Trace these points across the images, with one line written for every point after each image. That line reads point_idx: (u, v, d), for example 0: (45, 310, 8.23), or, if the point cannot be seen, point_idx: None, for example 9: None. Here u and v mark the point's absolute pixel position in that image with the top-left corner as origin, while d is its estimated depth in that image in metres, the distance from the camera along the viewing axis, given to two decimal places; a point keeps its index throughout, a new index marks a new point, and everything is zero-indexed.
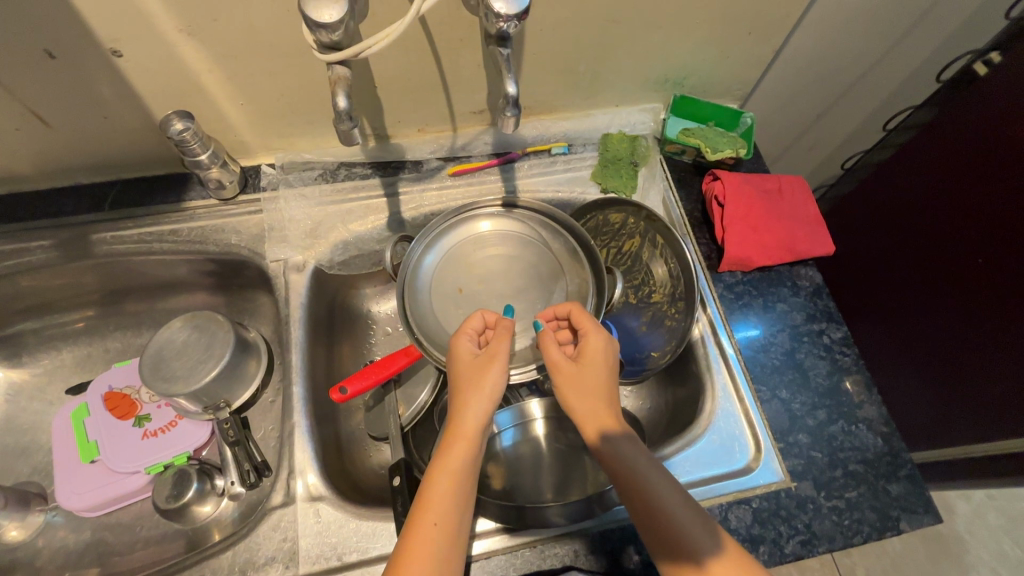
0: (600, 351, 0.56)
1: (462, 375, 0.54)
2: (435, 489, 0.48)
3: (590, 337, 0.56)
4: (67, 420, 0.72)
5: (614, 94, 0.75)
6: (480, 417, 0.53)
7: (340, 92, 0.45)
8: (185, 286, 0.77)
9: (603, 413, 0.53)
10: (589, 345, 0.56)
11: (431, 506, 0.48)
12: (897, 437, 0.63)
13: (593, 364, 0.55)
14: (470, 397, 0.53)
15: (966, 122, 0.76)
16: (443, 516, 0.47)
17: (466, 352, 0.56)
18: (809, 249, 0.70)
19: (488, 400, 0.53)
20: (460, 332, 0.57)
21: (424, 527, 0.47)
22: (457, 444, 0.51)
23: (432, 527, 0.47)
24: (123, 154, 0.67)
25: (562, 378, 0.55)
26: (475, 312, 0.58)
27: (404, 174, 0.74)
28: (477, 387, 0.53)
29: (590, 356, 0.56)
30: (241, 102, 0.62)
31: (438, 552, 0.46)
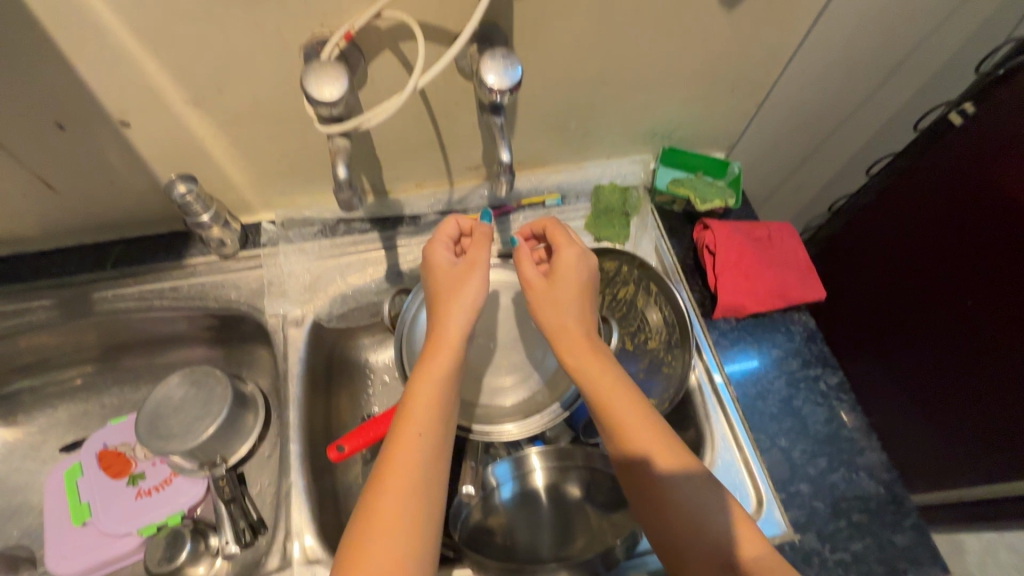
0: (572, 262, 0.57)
1: (442, 285, 0.54)
2: (420, 395, 0.49)
3: (563, 254, 0.57)
4: (60, 480, 0.71)
5: (605, 147, 0.78)
6: (462, 322, 0.53)
7: (341, 162, 0.48)
8: (184, 341, 0.77)
9: (576, 329, 0.54)
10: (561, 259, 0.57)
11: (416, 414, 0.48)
12: (900, 484, 0.62)
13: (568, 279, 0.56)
14: (450, 305, 0.53)
15: (947, 168, 0.79)
16: (428, 422, 0.48)
17: (443, 260, 0.56)
18: (801, 295, 0.72)
19: (467, 308, 0.53)
20: (434, 241, 0.57)
21: (409, 432, 0.47)
22: (439, 352, 0.51)
23: (417, 435, 0.47)
24: (127, 216, 0.68)
25: (537, 292, 0.55)
26: (449, 218, 0.59)
27: (402, 228, 0.75)
28: (456, 296, 0.53)
29: (566, 269, 0.56)
30: (243, 164, 0.64)
31: (424, 457, 0.47)
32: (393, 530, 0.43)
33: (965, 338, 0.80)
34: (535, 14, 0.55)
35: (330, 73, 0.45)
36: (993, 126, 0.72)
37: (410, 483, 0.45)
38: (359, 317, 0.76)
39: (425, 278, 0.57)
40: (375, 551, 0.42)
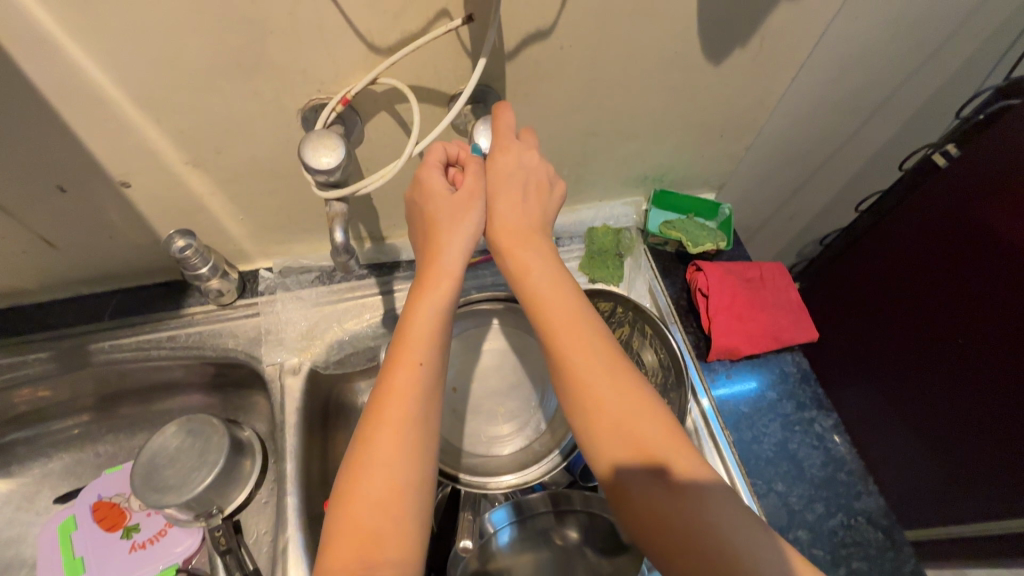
0: (538, 174, 0.52)
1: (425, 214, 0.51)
2: (413, 327, 0.47)
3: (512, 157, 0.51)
4: (53, 534, 0.71)
5: (597, 191, 0.79)
6: (461, 250, 0.50)
7: (338, 226, 0.50)
8: (181, 388, 0.77)
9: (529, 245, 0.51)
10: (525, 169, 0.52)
11: (408, 343, 0.46)
12: (898, 529, 0.63)
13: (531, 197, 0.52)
14: (449, 232, 0.50)
15: (933, 208, 0.80)
16: (424, 351, 0.46)
17: (439, 188, 0.50)
18: (794, 336, 0.72)
19: (467, 234, 0.50)
20: (427, 165, 0.51)
21: (404, 361, 0.46)
22: (440, 279, 0.49)
23: (417, 364, 0.46)
24: (126, 267, 0.69)
25: (503, 210, 0.51)
26: (436, 143, 0.51)
27: (399, 273, 0.76)
28: (454, 227, 0.50)
29: (514, 176, 0.51)
30: (242, 217, 0.66)
31: (417, 385, 0.45)
32: (393, 461, 0.42)
33: (953, 375, 0.80)
34: (526, 75, 0.56)
35: (327, 141, 0.46)
36: (973, 171, 0.74)
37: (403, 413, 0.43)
38: (357, 361, 0.75)
39: (410, 208, 0.53)
40: (373, 480, 0.41)
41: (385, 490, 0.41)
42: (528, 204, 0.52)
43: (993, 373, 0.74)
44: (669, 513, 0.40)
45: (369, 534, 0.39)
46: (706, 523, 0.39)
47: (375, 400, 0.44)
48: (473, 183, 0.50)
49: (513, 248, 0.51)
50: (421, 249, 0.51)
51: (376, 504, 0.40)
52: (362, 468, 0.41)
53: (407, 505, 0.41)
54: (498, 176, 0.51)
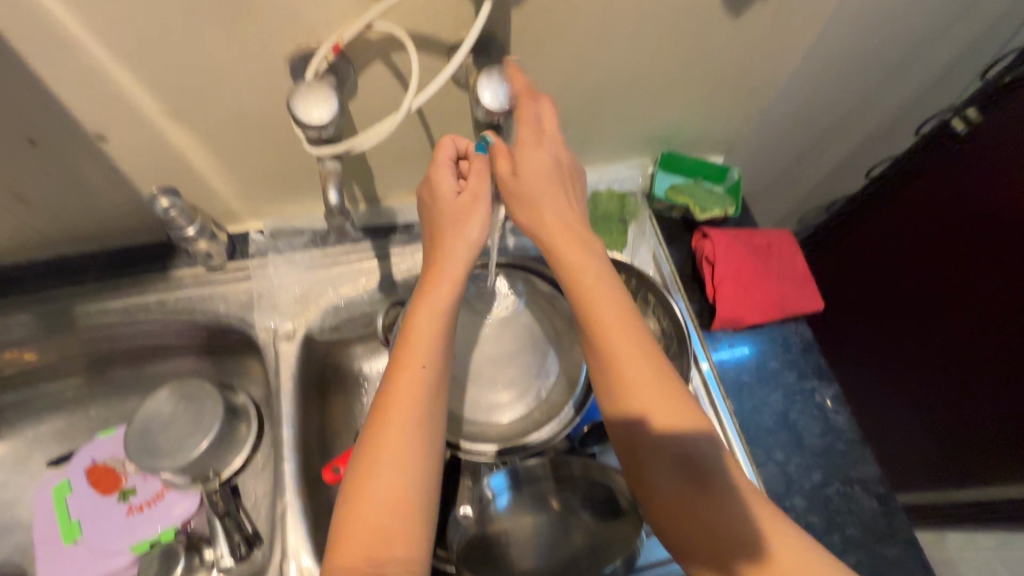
0: (561, 162, 0.49)
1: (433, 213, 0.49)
2: (415, 330, 0.46)
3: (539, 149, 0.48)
4: (48, 497, 0.70)
5: (602, 152, 0.76)
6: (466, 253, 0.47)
7: (331, 185, 0.47)
8: (172, 352, 0.75)
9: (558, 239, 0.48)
10: (547, 158, 0.48)
11: (412, 348, 0.45)
12: (892, 498, 0.63)
13: (559, 185, 0.49)
14: (453, 234, 0.47)
15: (947, 176, 0.78)
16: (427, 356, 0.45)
17: (445, 188, 0.47)
18: (799, 306, 0.71)
19: (473, 235, 0.47)
20: (437, 162, 0.48)
21: (407, 369, 0.45)
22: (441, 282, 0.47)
23: (419, 370, 0.45)
24: (108, 228, 0.66)
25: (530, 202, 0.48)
26: (445, 137, 0.49)
27: (395, 236, 0.73)
28: (457, 228, 0.47)
29: (541, 169, 0.48)
30: (229, 174, 0.62)
31: (423, 392, 0.44)
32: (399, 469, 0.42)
33: (953, 347, 0.80)
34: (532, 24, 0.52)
35: (318, 93, 0.43)
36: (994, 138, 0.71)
37: (409, 420, 0.43)
38: (353, 327, 0.74)
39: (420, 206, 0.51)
40: (379, 487, 0.41)
41: (390, 498, 0.41)
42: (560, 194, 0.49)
43: (998, 345, 0.74)
44: (692, 510, 0.41)
45: (373, 539, 0.40)
46: (716, 522, 0.40)
47: (378, 408, 0.44)
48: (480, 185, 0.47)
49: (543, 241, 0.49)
50: (427, 248, 0.49)
51: (382, 511, 0.41)
52: (367, 477, 0.42)
53: (412, 512, 0.41)
54: (525, 164, 0.47)
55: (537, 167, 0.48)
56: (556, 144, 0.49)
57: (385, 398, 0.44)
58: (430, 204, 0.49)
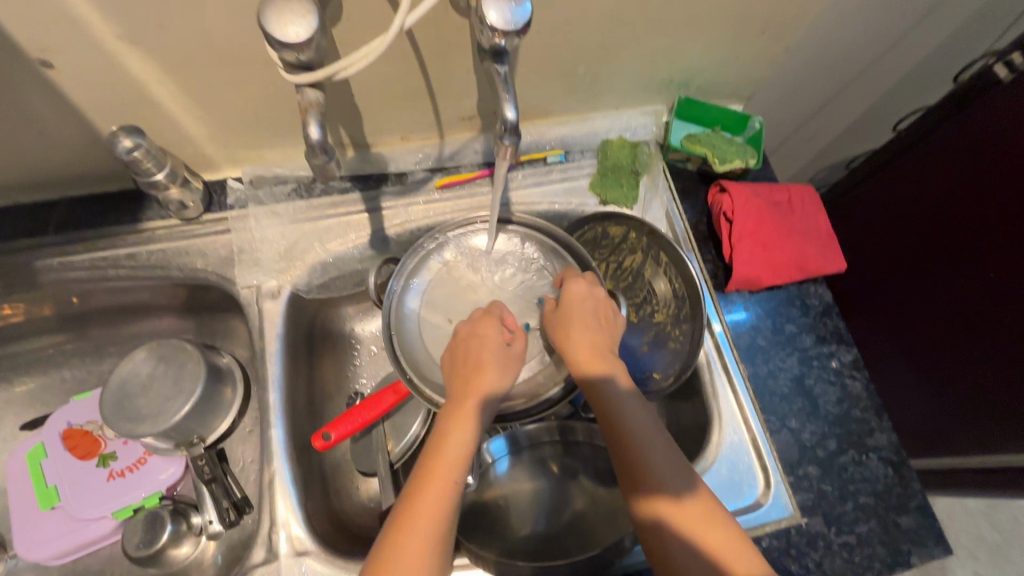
0: (596, 291, 0.55)
1: (462, 351, 0.52)
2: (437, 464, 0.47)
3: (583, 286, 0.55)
4: (22, 463, 0.67)
5: (614, 97, 0.69)
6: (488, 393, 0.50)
7: (312, 119, 0.40)
8: (149, 310, 0.70)
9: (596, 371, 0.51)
10: (581, 288, 0.55)
11: (440, 469, 0.47)
12: (909, 466, 0.61)
13: (596, 311, 0.54)
14: (478, 374, 0.50)
15: (984, 127, 0.72)
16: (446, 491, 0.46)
17: (487, 333, 0.53)
18: (821, 267, 0.67)
19: (494, 374, 0.51)
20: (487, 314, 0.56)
21: (436, 481, 0.46)
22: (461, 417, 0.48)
23: (448, 485, 0.46)
24: (68, 173, 0.59)
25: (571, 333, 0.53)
26: (494, 302, 0.57)
27: (387, 187, 0.67)
28: (481, 367, 0.51)
29: (585, 309, 0.53)
30: (200, 113, 0.55)
31: (445, 509, 0.45)
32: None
33: (978, 312, 0.77)
34: None
35: (293, 7, 0.36)
36: None
37: (430, 534, 0.44)
38: (343, 286, 0.68)
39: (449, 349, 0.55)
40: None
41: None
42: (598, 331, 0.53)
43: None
44: None
45: None
46: None
47: (401, 519, 0.45)
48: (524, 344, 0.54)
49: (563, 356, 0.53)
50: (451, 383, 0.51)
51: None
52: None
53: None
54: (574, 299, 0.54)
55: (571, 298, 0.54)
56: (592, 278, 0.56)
57: (411, 507, 0.45)
58: (462, 339, 0.53)
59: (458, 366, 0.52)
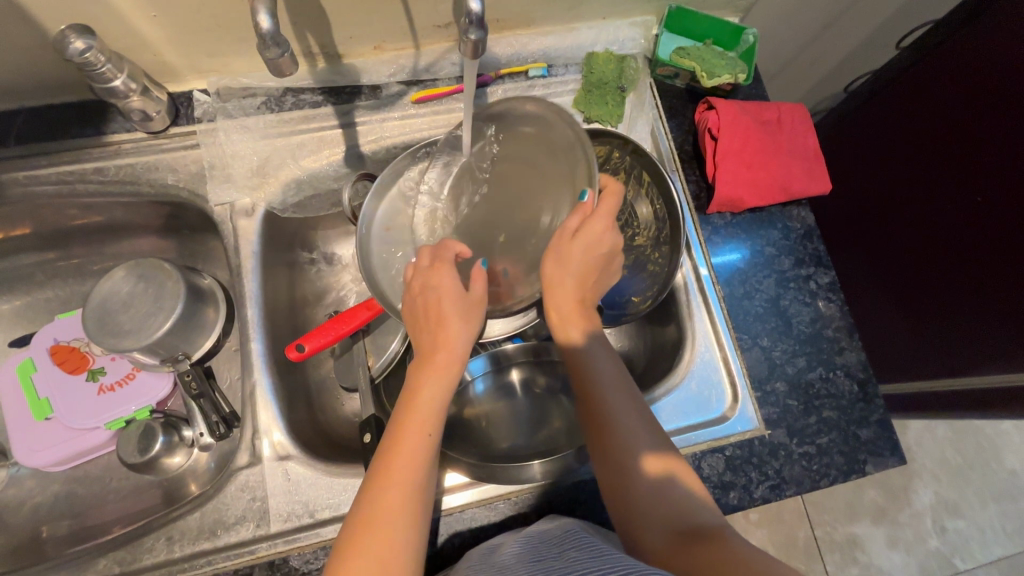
0: (604, 235, 0.48)
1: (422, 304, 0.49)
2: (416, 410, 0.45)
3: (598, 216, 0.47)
4: (13, 376, 0.68)
5: (600, 4, 0.65)
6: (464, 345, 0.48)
7: (262, 7, 0.37)
8: (125, 230, 0.69)
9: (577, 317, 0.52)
10: (597, 230, 0.47)
11: (415, 418, 0.44)
12: (873, 382, 0.62)
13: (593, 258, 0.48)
14: (453, 322, 0.47)
15: (994, 41, 0.69)
16: (430, 430, 0.44)
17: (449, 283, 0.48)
18: (804, 189, 0.66)
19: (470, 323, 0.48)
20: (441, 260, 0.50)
21: (413, 433, 0.43)
22: (440, 367, 0.46)
23: (422, 434, 0.44)
24: (23, 79, 0.57)
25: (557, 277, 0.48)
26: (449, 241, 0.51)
27: (360, 100, 0.65)
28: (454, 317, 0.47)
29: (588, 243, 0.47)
30: (153, 13, 0.52)
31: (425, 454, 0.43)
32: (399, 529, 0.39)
33: (965, 237, 0.77)
34: None
35: None
36: None
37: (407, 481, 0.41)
38: (319, 206, 0.67)
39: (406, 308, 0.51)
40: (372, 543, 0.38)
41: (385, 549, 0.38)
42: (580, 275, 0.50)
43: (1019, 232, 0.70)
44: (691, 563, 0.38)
45: None
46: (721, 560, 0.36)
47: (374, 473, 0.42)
48: (486, 284, 0.49)
49: (548, 313, 0.52)
50: (421, 335, 0.48)
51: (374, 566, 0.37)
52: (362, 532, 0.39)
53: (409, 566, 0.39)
54: (591, 226, 0.46)
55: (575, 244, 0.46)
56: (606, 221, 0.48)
57: (385, 458, 0.42)
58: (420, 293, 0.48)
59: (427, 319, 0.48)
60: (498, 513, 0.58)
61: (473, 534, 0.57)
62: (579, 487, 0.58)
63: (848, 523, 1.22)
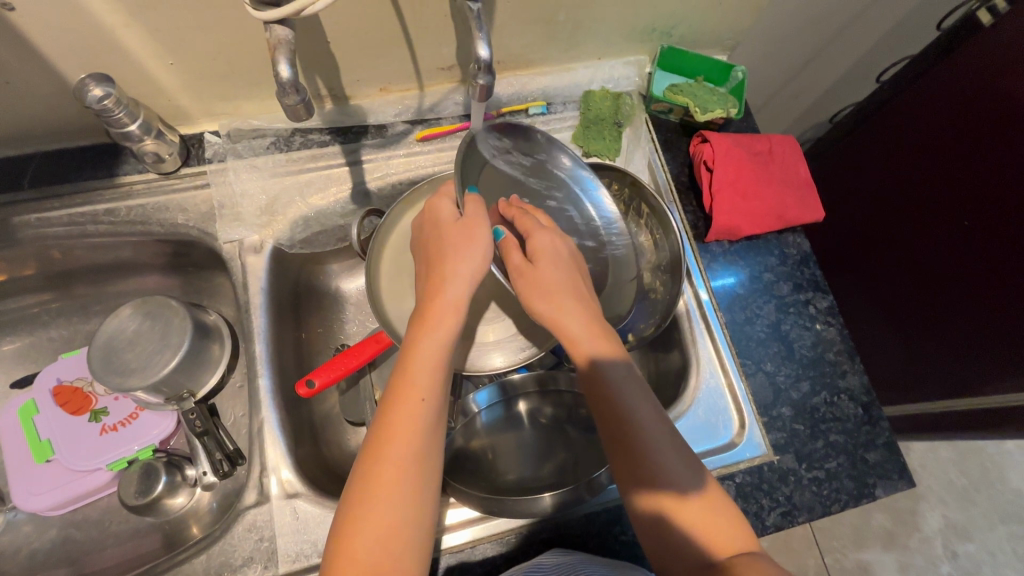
0: (562, 248, 0.50)
1: (445, 243, 0.47)
2: (415, 364, 0.42)
3: (544, 241, 0.49)
4: (14, 418, 0.68)
5: (596, 46, 0.68)
6: (466, 290, 0.46)
7: (282, 58, 0.40)
8: (133, 268, 0.70)
9: (582, 314, 0.48)
10: (550, 240, 0.50)
11: (414, 378, 0.42)
12: (877, 405, 0.63)
13: (557, 265, 0.49)
14: (455, 264, 0.46)
15: (966, 76, 0.73)
16: (430, 389, 0.42)
17: (445, 219, 0.49)
18: (799, 216, 0.68)
19: (477, 266, 0.46)
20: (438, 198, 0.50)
21: (410, 392, 0.41)
22: (444, 316, 0.45)
23: (419, 401, 0.41)
24: (39, 124, 0.58)
25: (549, 277, 0.48)
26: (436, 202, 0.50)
27: (367, 140, 0.67)
28: (459, 257, 0.46)
29: (553, 257, 0.49)
30: (169, 61, 0.54)
31: (427, 419, 0.41)
32: (399, 508, 0.38)
33: (951, 257, 0.80)
34: None
35: None
36: (1021, 27, 0.66)
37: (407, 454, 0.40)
38: (325, 241, 0.68)
39: (427, 235, 0.50)
40: (372, 521, 0.37)
41: (383, 524, 0.37)
42: (563, 276, 0.49)
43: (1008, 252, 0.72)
44: None
45: None
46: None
47: (375, 440, 0.40)
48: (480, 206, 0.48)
49: (571, 325, 0.47)
50: (427, 279, 0.47)
51: (375, 548, 0.37)
52: (366, 495, 0.38)
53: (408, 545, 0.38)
54: (535, 243, 0.49)
55: (544, 260, 0.48)
56: (550, 240, 0.50)
57: (384, 424, 0.41)
58: (430, 233, 0.49)
59: (434, 261, 0.47)
60: (509, 548, 0.57)
61: (485, 569, 0.56)
62: (590, 518, 0.58)
63: (858, 551, 1.20)
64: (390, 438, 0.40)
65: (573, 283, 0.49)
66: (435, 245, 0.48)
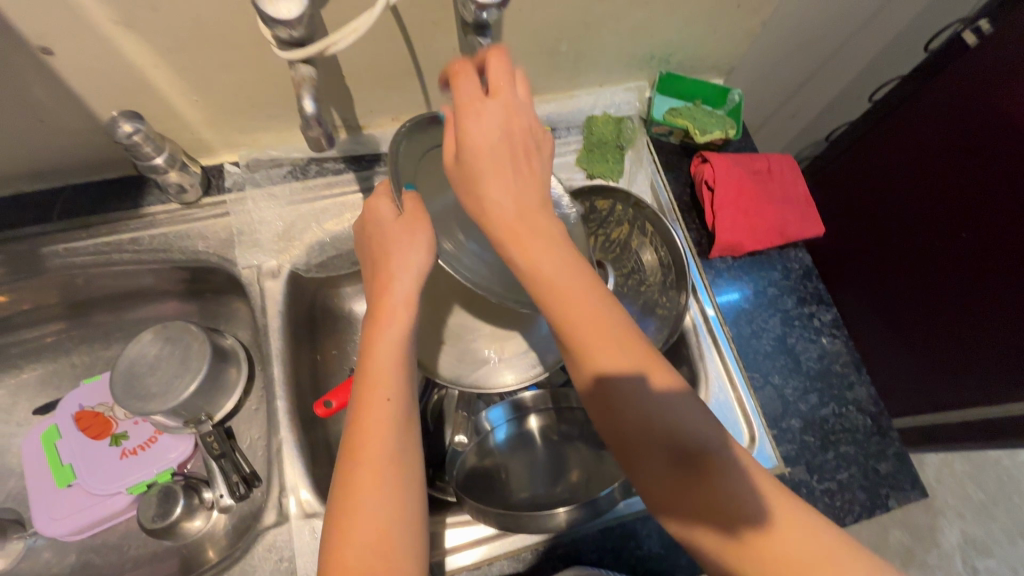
0: (497, 128, 0.42)
1: (386, 238, 0.46)
2: (375, 365, 0.43)
3: (475, 130, 0.41)
4: (37, 444, 0.69)
5: (597, 74, 0.71)
6: (416, 280, 0.46)
7: (306, 93, 0.42)
8: (153, 295, 0.72)
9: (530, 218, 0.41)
10: (484, 127, 0.42)
11: (378, 380, 0.43)
12: (885, 415, 0.64)
13: (497, 164, 0.41)
14: (402, 255, 0.45)
15: (957, 93, 0.76)
16: (394, 388, 0.42)
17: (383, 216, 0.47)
18: (799, 232, 0.70)
19: (423, 252, 0.45)
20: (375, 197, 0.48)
21: (375, 394, 0.42)
22: (398, 314, 0.45)
23: (384, 401, 0.42)
24: (69, 158, 0.61)
25: (489, 183, 0.41)
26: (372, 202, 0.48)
27: (379, 167, 0.70)
28: (401, 249, 0.45)
29: (491, 149, 0.41)
30: (194, 97, 0.57)
31: (395, 417, 0.42)
32: (383, 511, 0.38)
33: (952, 268, 0.81)
34: None
35: None
36: (1008, 45, 0.69)
37: (387, 455, 0.40)
38: (339, 265, 0.70)
39: (370, 235, 0.48)
40: (359, 526, 0.38)
41: (372, 529, 0.38)
42: (508, 177, 0.41)
43: (1009, 261, 0.73)
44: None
45: None
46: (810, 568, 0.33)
47: (349, 448, 0.40)
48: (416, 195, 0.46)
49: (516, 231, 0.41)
50: (373, 285, 0.48)
51: (366, 552, 0.37)
52: (348, 505, 0.38)
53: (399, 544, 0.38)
54: (467, 135, 0.41)
55: (479, 152, 0.41)
56: (483, 125, 0.41)
57: (356, 431, 0.41)
58: (371, 234, 0.48)
59: (380, 259, 0.47)
60: (524, 564, 0.57)
61: None
62: (604, 534, 0.59)
63: None
64: (365, 443, 0.40)
65: (517, 176, 0.42)
66: (378, 244, 0.47)
